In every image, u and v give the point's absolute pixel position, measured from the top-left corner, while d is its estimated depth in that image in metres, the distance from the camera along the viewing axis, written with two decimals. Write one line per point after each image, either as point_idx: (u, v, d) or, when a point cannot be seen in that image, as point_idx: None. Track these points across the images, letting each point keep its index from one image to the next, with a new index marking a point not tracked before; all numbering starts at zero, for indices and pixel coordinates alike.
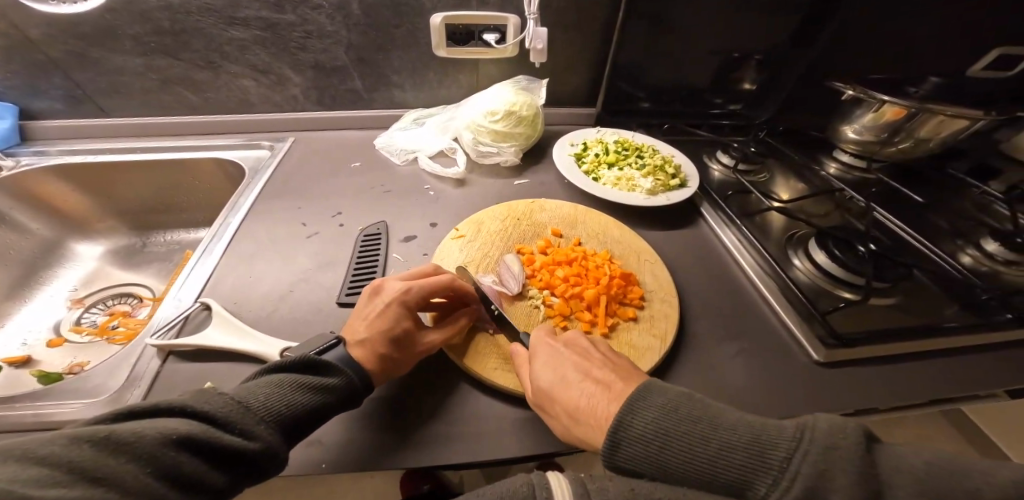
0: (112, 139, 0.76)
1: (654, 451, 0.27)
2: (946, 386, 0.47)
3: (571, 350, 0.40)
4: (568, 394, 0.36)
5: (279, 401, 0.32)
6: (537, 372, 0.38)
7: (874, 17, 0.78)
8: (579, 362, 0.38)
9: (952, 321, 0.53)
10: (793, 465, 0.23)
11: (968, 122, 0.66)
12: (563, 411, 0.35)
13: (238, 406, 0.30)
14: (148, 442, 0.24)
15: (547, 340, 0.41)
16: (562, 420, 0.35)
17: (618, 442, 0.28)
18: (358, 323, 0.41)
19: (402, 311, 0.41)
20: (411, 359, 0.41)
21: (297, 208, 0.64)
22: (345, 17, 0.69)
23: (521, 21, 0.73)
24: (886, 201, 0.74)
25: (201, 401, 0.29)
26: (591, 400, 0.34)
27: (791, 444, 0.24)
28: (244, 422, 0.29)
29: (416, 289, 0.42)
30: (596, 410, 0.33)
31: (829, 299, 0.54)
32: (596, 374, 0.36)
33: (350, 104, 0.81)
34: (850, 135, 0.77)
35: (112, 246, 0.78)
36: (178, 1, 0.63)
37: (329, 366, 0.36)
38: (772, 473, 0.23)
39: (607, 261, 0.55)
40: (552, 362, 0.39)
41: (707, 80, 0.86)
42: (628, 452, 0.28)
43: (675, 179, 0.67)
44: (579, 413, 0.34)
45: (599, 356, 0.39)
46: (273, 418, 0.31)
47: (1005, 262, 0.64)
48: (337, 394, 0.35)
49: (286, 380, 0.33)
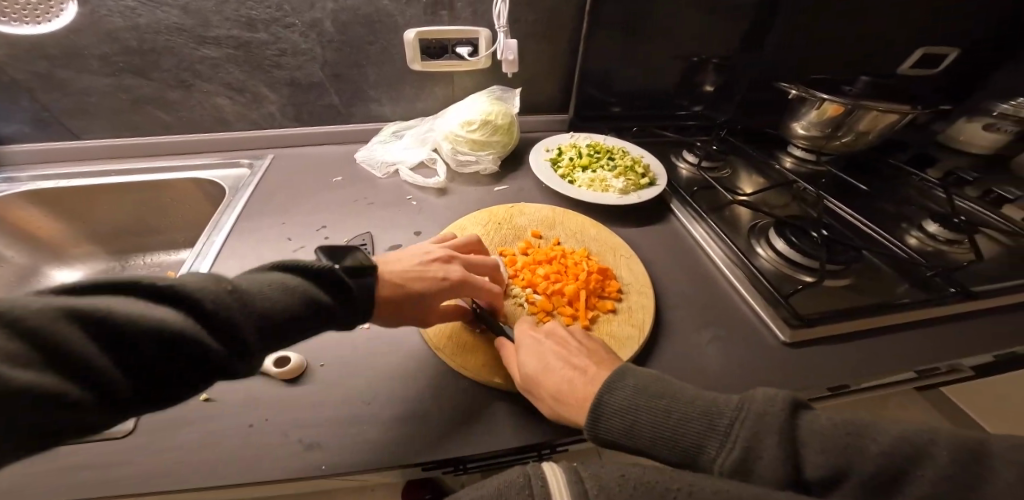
0: (82, 162, 0.75)
1: (625, 423, 0.33)
2: (898, 358, 0.51)
3: (552, 340, 0.44)
4: (550, 379, 0.39)
5: (278, 307, 0.31)
6: (522, 361, 0.42)
7: (816, 22, 0.85)
8: (560, 350, 0.42)
9: (902, 298, 0.58)
10: (734, 431, 0.30)
11: (899, 116, 0.73)
12: (549, 395, 0.39)
13: (233, 297, 0.30)
14: (115, 382, 0.25)
15: (530, 332, 0.45)
16: (549, 403, 0.39)
17: (598, 417, 0.34)
18: (393, 266, 0.43)
19: (422, 272, 0.43)
20: (410, 315, 0.42)
21: (281, 223, 0.65)
22: (319, 35, 0.70)
23: (491, 34, 0.76)
24: (839, 191, 0.81)
25: (197, 286, 0.28)
26: (570, 383, 0.39)
27: (734, 414, 0.31)
28: (232, 327, 0.29)
29: (457, 270, 0.45)
30: (575, 393, 0.38)
31: (790, 283, 0.58)
32: (575, 361, 0.41)
33: (328, 119, 0.83)
34: (800, 131, 0.83)
35: (91, 271, 0.77)
36: (146, 22, 0.64)
37: (340, 286, 0.35)
38: (722, 437, 0.30)
39: (585, 257, 0.58)
40: (536, 351, 0.42)
41: (670, 85, 0.91)
42: (608, 426, 0.33)
43: (644, 178, 0.72)
44: (563, 396, 0.38)
45: (577, 344, 0.43)
46: (267, 322, 0.31)
47: (947, 242, 0.70)
48: (336, 312, 0.35)
49: (288, 284, 0.33)
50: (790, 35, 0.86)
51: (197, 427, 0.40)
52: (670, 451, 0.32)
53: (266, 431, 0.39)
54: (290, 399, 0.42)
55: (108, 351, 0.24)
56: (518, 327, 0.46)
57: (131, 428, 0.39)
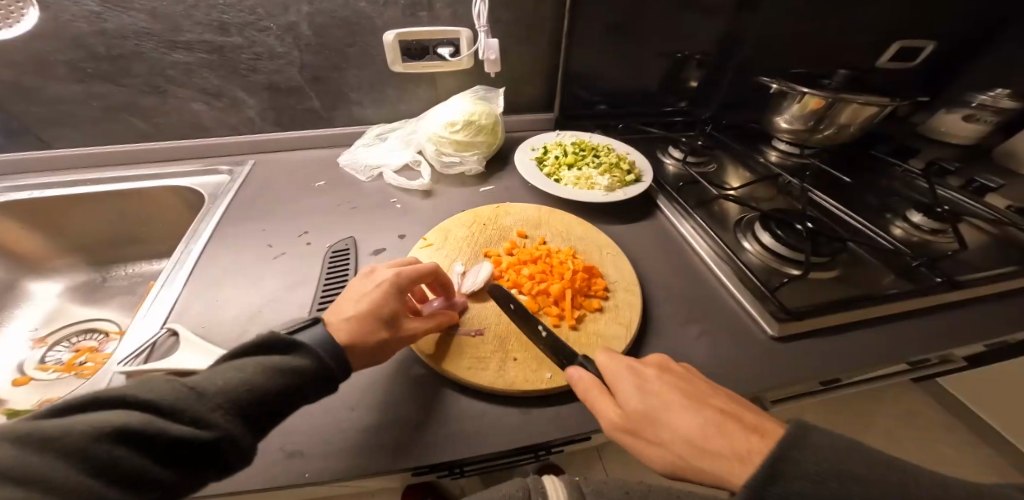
0: (55, 172, 0.73)
1: (835, 495, 0.24)
2: (885, 349, 0.51)
3: (669, 374, 0.36)
4: (678, 420, 0.32)
5: (239, 384, 0.30)
6: (628, 399, 0.34)
7: (795, 17, 0.86)
8: (687, 387, 0.34)
9: (888, 288, 0.58)
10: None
11: (879, 108, 0.73)
12: (676, 440, 0.31)
13: (191, 391, 0.28)
14: (76, 480, 0.22)
15: (630, 363, 0.37)
16: (676, 453, 0.30)
17: (783, 479, 0.25)
18: (347, 303, 0.41)
19: (358, 299, 0.41)
20: (395, 343, 0.41)
21: (261, 230, 0.64)
22: (295, 38, 0.69)
23: (472, 34, 0.75)
24: (824, 184, 0.81)
25: (145, 390, 0.27)
26: (700, 428, 0.31)
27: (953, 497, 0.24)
28: (196, 409, 0.27)
29: (406, 276, 0.44)
30: (725, 441, 0.29)
31: (777, 277, 0.58)
32: (715, 401, 0.33)
33: (309, 123, 0.82)
34: (783, 125, 0.83)
35: (71, 282, 0.75)
36: (114, 27, 0.62)
37: (297, 347, 0.35)
38: None
39: (571, 256, 0.58)
40: (645, 388, 0.35)
41: (654, 82, 0.91)
42: (788, 488, 0.25)
43: (629, 175, 0.71)
44: (700, 442, 0.30)
45: (690, 377, 0.36)
46: (232, 402, 0.29)
47: (932, 232, 0.70)
48: (308, 375, 0.34)
49: (249, 362, 0.32)
50: (770, 30, 0.87)
51: None
52: None
53: None
54: None
55: (48, 452, 0.22)
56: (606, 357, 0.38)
57: None
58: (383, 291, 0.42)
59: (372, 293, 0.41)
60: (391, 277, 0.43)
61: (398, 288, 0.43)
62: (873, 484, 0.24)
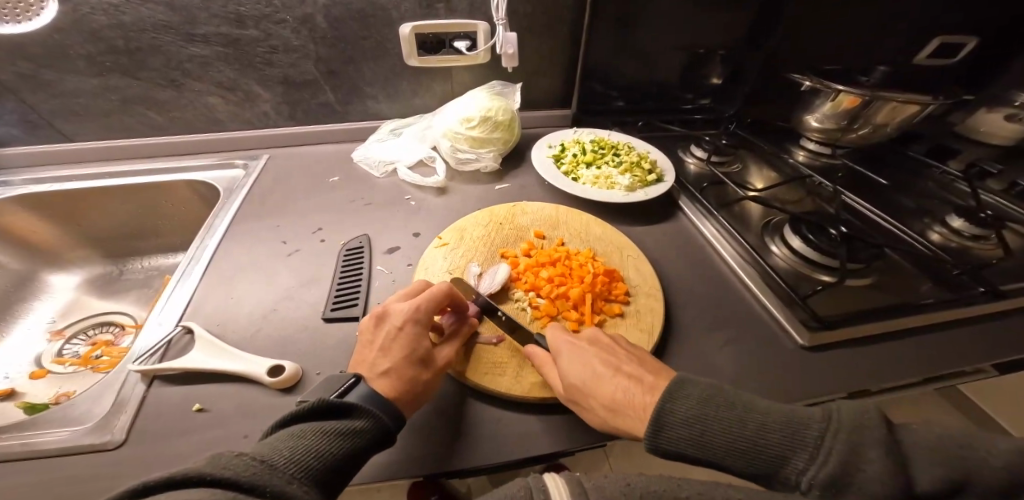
0: (75, 165, 0.73)
1: (696, 432, 0.29)
2: (928, 363, 0.48)
3: (596, 347, 0.42)
4: (601, 388, 0.38)
5: (307, 452, 0.28)
6: (563, 371, 0.40)
7: (827, 11, 0.82)
8: (606, 357, 0.41)
9: (926, 297, 0.55)
10: (828, 445, 0.24)
11: (920, 107, 0.69)
12: (598, 404, 0.37)
13: (264, 464, 0.25)
14: None
15: (569, 340, 0.43)
16: (600, 414, 0.37)
17: (659, 428, 0.30)
18: (375, 356, 0.39)
19: (385, 348, 0.40)
20: (438, 380, 0.41)
21: (275, 226, 0.64)
22: (311, 31, 0.68)
23: (490, 27, 0.73)
24: (854, 185, 0.77)
25: (219, 465, 0.23)
26: (626, 392, 0.37)
27: (817, 425, 0.26)
28: (278, 482, 0.24)
29: (425, 306, 0.43)
30: (632, 402, 0.36)
31: (807, 283, 0.55)
32: (626, 368, 0.39)
33: (324, 118, 0.81)
34: (813, 123, 0.80)
35: (88, 275, 0.76)
36: (132, 20, 0.62)
37: (352, 407, 0.33)
38: (808, 448, 0.25)
39: (590, 259, 0.56)
40: (579, 360, 0.41)
41: (676, 78, 0.88)
42: (672, 436, 0.30)
43: (651, 174, 0.69)
44: (617, 405, 0.36)
45: (623, 350, 0.42)
46: (304, 473, 0.26)
47: (972, 237, 0.66)
48: (369, 435, 0.32)
49: (307, 430, 0.30)
50: (799, 24, 0.83)
51: (189, 438, 0.38)
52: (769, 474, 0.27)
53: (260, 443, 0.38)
54: (284, 409, 0.41)
55: None
56: (554, 338, 0.44)
57: (120, 441, 0.37)
58: (409, 331, 0.41)
59: (398, 337, 0.40)
60: (411, 313, 0.42)
61: (421, 324, 0.42)
62: (768, 429, 0.27)
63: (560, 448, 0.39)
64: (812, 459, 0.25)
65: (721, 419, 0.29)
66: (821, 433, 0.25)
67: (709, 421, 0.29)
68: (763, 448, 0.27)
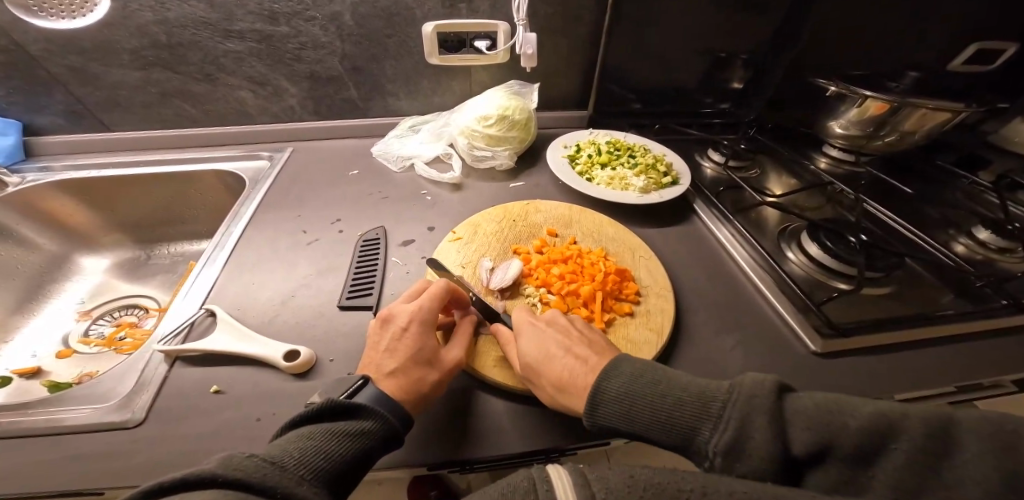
0: (114, 153, 0.78)
1: (625, 409, 0.33)
2: (946, 376, 0.47)
3: (554, 328, 0.44)
4: (552, 368, 0.39)
5: (318, 454, 0.29)
6: (521, 350, 0.42)
7: (855, 14, 0.80)
8: (562, 337, 0.43)
9: (948, 308, 0.53)
10: (728, 412, 0.28)
11: (950, 115, 0.67)
12: (550, 385, 0.39)
13: (274, 466, 0.26)
14: None
15: (529, 320, 0.45)
16: (550, 393, 0.39)
17: (594, 405, 0.34)
18: (382, 358, 0.40)
19: (391, 350, 0.41)
20: (448, 378, 0.41)
21: (296, 216, 0.66)
22: (339, 28, 0.70)
23: (510, 28, 0.74)
24: (877, 194, 0.75)
25: (233, 466, 0.24)
26: (572, 370, 0.39)
27: (727, 396, 0.30)
28: (289, 483, 0.26)
29: (427, 306, 0.44)
30: (577, 381, 0.38)
31: (823, 290, 0.54)
32: (579, 350, 0.41)
33: (347, 113, 0.83)
34: (838, 129, 0.79)
35: (117, 259, 0.80)
36: (174, 16, 0.65)
37: (360, 409, 0.34)
38: (716, 419, 0.29)
39: (602, 258, 0.56)
40: (539, 340, 0.43)
41: (696, 81, 0.87)
42: (604, 412, 0.34)
43: (666, 177, 0.69)
44: (565, 384, 0.38)
45: (577, 334, 0.43)
46: (315, 474, 0.28)
47: (998, 250, 0.64)
48: (376, 435, 0.33)
49: (318, 431, 0.31)
50: (826, 28, 0.81)
51: (208, 417, 0.40)
52: (685, 442, 0.31)
53: (272, 424, 0.40)
54: (297, 393, 0.42)
55: None
56: (517, 316, 0.47)
57: (140, 420, 0.40)
58: (414, 331, 0.42)
59: (403, 338, 0.41)
60: (414, 314, 0.43)
61: (426, 322, 0.43)
62: (697, 404, 0.31)
63: (565, 443, 0.40)
64: (722, 429, 0.28)
65: (645, 396, 0.33)
66: (728, 404, 0.29)
67: (634, 399, 0.33)
68: (685, 421, 0.31)
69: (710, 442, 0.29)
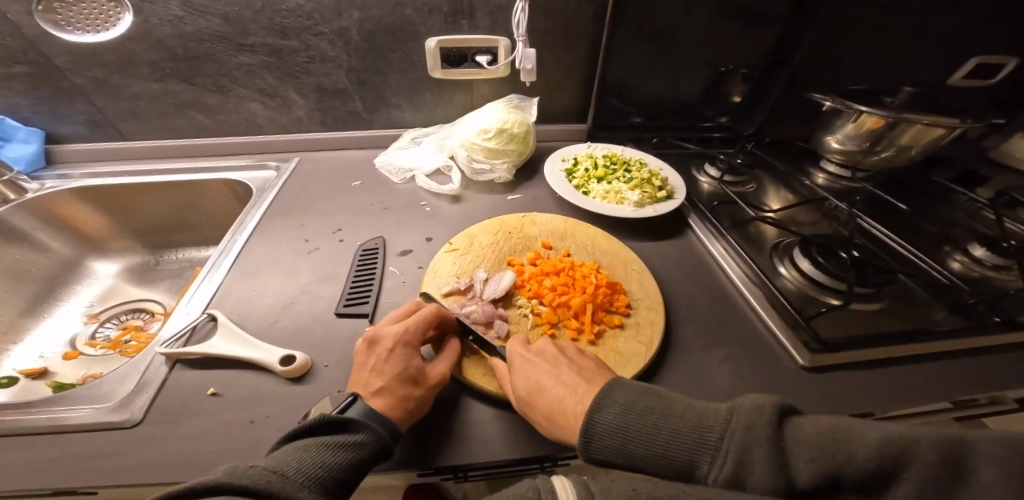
0: (130, 161, 0.81)
1: (618, 441, 0.31)
2: (939, 393, 0.46)
3: (543, 359, 0.43)
4: (542, 399, 0.39)
5: (316, 463, 0.30)
6: (514, 382, 0.41)
7: (850, 31, 0.81)
8: (552, 367, 0.42)
9: (943, 325, 0.53)
10: (723, 444, 0.26)
11: (946, 131, 0.67)
12: (541, 414, 0.39)
13: (276, 476, 0.27)
14: None
15: (519, 351, 0.45)
16: (542, 423, 0.39)
17: (589, 439, 0.32)
18: (369, 376, 0.41)
19: (378, 369, 0.41)
20: (432, 395, 0.42)
21: (299, 225, 0.68)
22: (345, 43, 0.73)
23: (511, 43, 0.77)
24: (873, 209, 0.76)
25: (239, 478, 0.26)
26: (563, 401, 0.38)
27: (720, 426, 0.27)
28: (291, 491, 0.27)
29: (414, 327, 0.45)
30: (568, 410, 0.37)
31: (813, 305, 0.55)
32: (568, 377, 0.40)
33: (352, 125, 0.86)
34: (834, 145, 0.79)
35: (128, 264, 0.83)
36: (191, 30, 0.68)
37: (353, 422, 0.35)
38: (711, 453, 0.27)
39: (594, 270, 0.57)
40: (528, 370, 0.42)
41: (694, 95, 0.89)
42: (597, 446, 0.32)
43: (661, 191, 0.70)
44: (556, 414, 0.38)
45: (568, 360, 0.43)
46: (313, 482, 0.29)
47: (993, 267, 0.64)
48: (369, 447, 0.34)
49: (312, 443, 0.32)
50: (823, 43, 0.83)
51: (203, 419, 0.41)
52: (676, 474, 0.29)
53: (265, 428, 0.41)
54: (290, 397, 0.43)
55: None
56: (509, 349, 0.45)
57: (139, 420, 0.41)
58: (400, 351, 0.42)
59: (390, 358, 0.42)
60: (401, 335, 0.44)
61: (413, 343, 0.44)
62: (682, 436, 0.29)
63: (552, 452, 0.40)
64: (714, 463, 0.26)
65: (637, 427, 0.31)
66: (723, 437, 0.27)
67: (625, 430, 0.31)
68: (673, 453, 0.29)
69: (709, 477, 0.27)
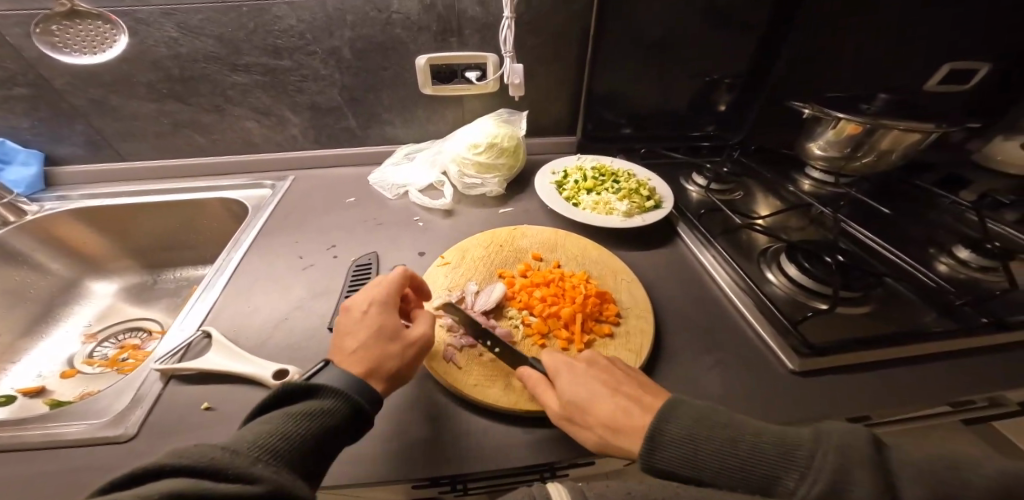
0: (128, 182, 0.83)
1: (687, 452, 0.32)
2: (928, 394, 0.47)
3: (594, 368, 0.43)
4: (602, 408, 0.38)
5: (276, 434, 0.30)
6: (566, 389, 0.41)
7: (828, 39, 0.84)
8: (606, 379, 0.42)
9: (932, 327, 0.54)
10: (815, 461, 0.27)
11: (922, 136, 0.69)
12: (600, 424, 0.38)
13: (227, 450, 0.27)
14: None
15: (570, 362, 0.44)
16: (599, 433, 0.38)
17: (656, 446, 0.33)
18: (345, 339, 0.41)
19: (354, 331, 0.42)
20: (412, 349, 0.42)
21: (293, 242, 0.69)
22: (338, 61, 0.75)
23: (499, 59, 0.78)
24: (859, 214, 0.77)
25: (184, 459, 0.25)
26: (624, 412, 0.38)
27: (812, 445, 0.28)
28: (245, 462, 0.27)
29: (382, 291, 0.45)
30: (633, 421, 0.37)
31: (800, 309, 0.55)
32: (626, 389, 0.40)
33: (345, 142, 0.87)
34: (818, 151, 0.81)
35: (125, 284, 0.84)
36: (187, 51, 0.70)
37: (320, 390, 0.35)
38: (801, 469, 0.28)
39: (583, 281, 0.58)
40: (580, 380, 0.42)
41: (681, 105, 0.91)
42: (664, 454, 0.33)
43: (649, 201, 0.71)
44: (616, 423, 0.37)
45: (621, 374, 0.43)
46: (273, 453, 0.29)
47: (980, 268, 0.65)
48: (336, 414, 0.34)
49: (275, 416, 0.32)
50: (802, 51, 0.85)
51: (195, 434, 0.41)
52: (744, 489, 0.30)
53: None
54: None
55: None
56: (553, 359, 0.45)
57: (132, 434, 0.41)
58: (373, 312, 0.43)
59: (364, 319, 0.43)
60: (372, 298, 0.45)
61: (384, 304, 0.45)
62: (767, 454, 0.30)
63: (546, 460, 0.41)
64: (801, 478, 0.27)
65: (708, 441, 0.32)
66: (814, 454, 0.27)
67: (694, 442, 0.32)
68: (749, 468, 0.30)
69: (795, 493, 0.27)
